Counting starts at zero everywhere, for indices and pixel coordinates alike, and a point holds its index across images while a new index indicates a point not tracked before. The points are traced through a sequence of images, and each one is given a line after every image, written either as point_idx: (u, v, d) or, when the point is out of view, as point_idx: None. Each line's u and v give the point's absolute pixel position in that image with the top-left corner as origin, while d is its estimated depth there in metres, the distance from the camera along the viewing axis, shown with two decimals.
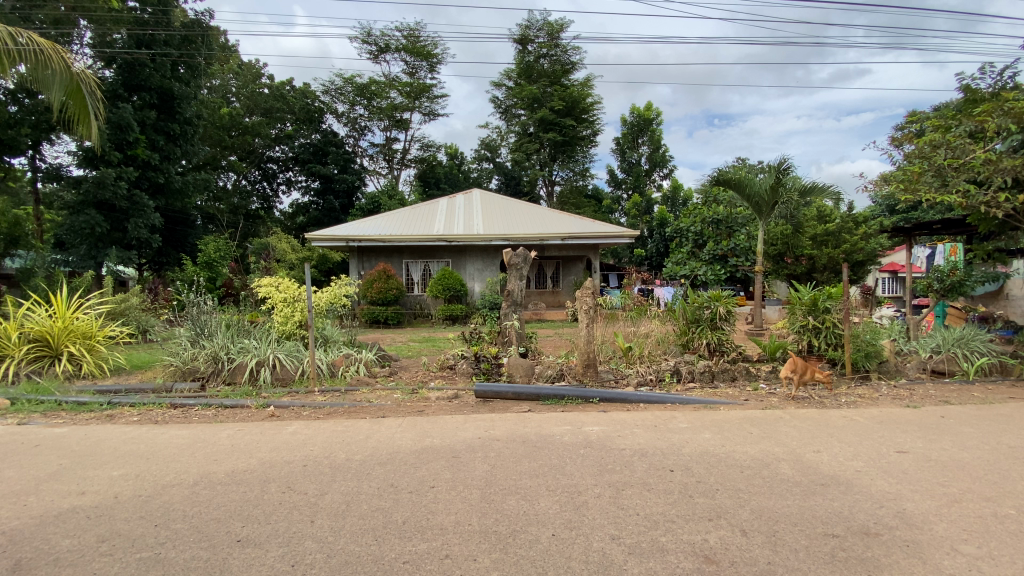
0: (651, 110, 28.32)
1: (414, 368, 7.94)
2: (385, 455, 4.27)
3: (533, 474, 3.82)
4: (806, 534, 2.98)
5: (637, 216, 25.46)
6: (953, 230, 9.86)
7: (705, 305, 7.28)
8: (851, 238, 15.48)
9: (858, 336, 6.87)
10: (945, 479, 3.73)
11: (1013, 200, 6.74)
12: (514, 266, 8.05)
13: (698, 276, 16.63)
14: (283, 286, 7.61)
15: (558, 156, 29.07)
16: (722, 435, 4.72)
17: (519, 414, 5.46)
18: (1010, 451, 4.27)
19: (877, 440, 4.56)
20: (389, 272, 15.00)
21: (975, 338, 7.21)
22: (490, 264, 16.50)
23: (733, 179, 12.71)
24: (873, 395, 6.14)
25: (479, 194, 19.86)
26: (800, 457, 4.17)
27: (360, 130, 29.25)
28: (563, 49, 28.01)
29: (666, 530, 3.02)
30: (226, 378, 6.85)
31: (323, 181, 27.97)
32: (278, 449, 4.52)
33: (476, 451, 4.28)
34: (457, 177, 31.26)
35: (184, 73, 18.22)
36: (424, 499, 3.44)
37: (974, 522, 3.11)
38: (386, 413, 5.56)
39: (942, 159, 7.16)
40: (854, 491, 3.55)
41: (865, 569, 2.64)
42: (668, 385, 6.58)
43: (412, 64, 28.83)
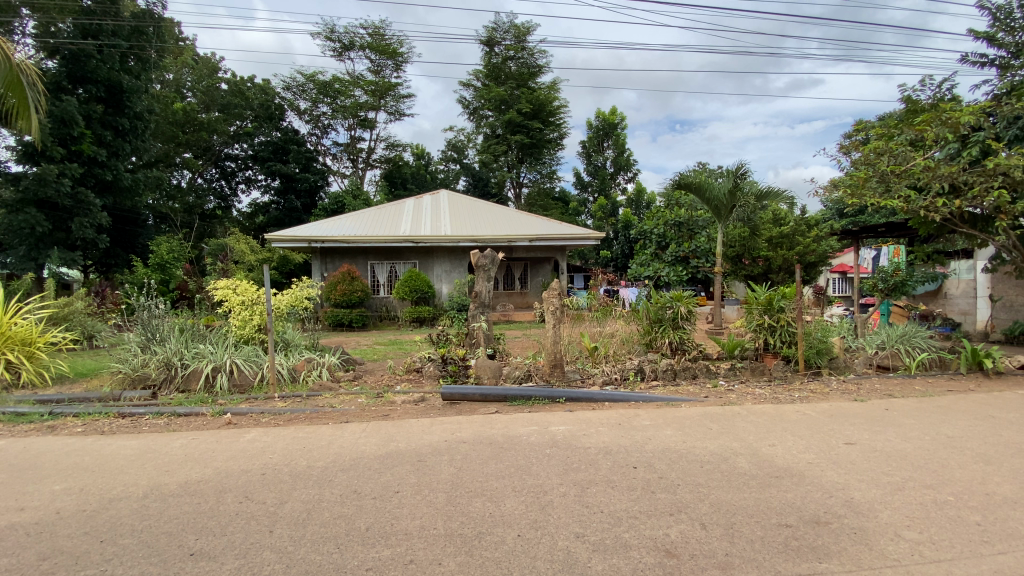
0: (616, 115, 28.86)
1: (379, 371, 7.81)
2: (348, 461, 4.17)
3: (498, 475, 3.81)
4: (762, 525, 3.09)
5: (603, 217, 25.80)
6: (896, 233, 10.45)
7: (667, 304, 7.44)
8: (804, 240, 15.95)
9: (811, 334, 7.16)
10: (889, 468, 3.95)
11: (950, 206, 7.13)
12: (482, 268, 7.98)
13: (662, 276, 17.13)
14: (241, 288, 7.33)
15: (525, 158, 29.24)
16: (683, 431, 4.84)
17: (486, 415, 5.46)
18: (949, 441, 4.55)
19: (827, 433, 4.78)
20: (354, 274, 14.71)
21: (915, 334, 7.65)
22: (457, 265, 16.45)
23: (694, 183, 13.09)
24: (823, 389, 6.46)
25: (446, 195, 19.75)
26: (756, 451, 4.32)
27: (323, 129, 28.57)
28: (529, 52, 28.17)
29: (629, 526, 3.07)
30: (180, 386, 6.58)
31: (284, 180, 27.21)
32: (236, 457, 4.37)
33: (442, 454, 4.24)
34: (424, 178, 30.99)
35: (134, 65, 17.37)
36: (389, 504, 3.39)
37: (916, 509, 3.30)
38: (350, 418, 5.42)
39: (886, 166, 7.57)
40: (806, 482, 3.70)
41: (816, 557, 2.76)
42: (632, 383, 6.70)
43: (376, 62, 28.42)
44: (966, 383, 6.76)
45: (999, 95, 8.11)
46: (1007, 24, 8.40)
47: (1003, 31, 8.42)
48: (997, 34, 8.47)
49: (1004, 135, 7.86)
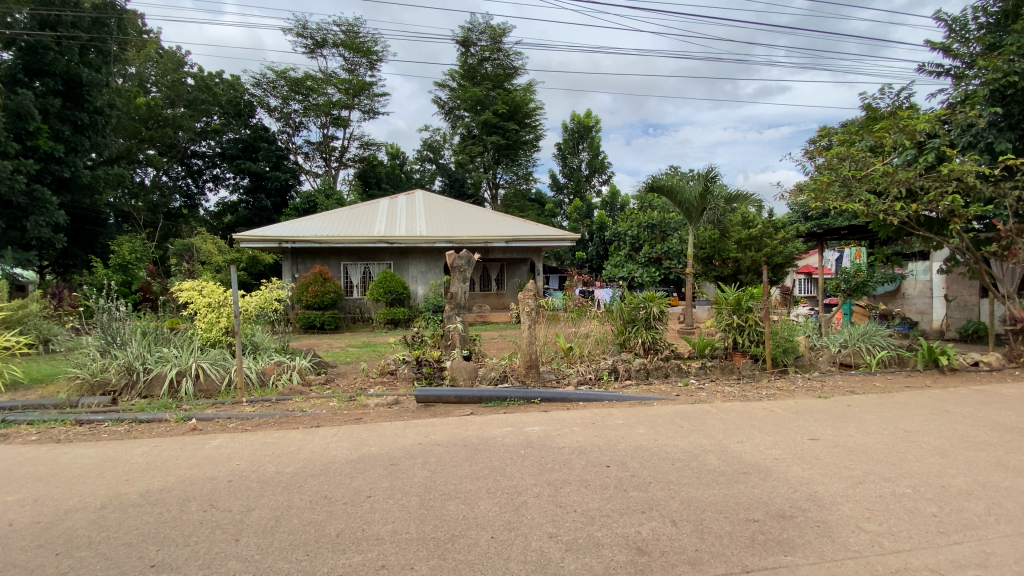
0: (591, 118, 29.16)
1: (352, 374, 7.69)
2: (319, 466, 4.09)
3: (472, 477, 3.79)
4: (730, 520, 3.16)
5: (578, 220, 25.83)
6: (858, 236, 10.85)
7: (640, 305, 7.57)
8: (772, 242, 16.39)
9: (777, 333, 7.38)
10: (851, 462, 4.10)
11: (907, 209, 7.43)
12: (458, 268, 7.92)
13: (635, 277, 17.42)
14: (207, 290, 7.09)
15: (501, 159, 29.22)
16: (655, 429, 4.92)
17: (461, 417, 5.43)
18: (906, 435, 4.75)
19: (793, 429, 4.92)
20: (326, 275, 14.44)
21: (876, 333, 7.96)
22: (433, 266, 16.34)
23: (667, 185, 13.34)
24: (789, 387, 6.67)
25: (422, 195, 19.61)
26: (725, 447, 4.42)
27: (295, 127, 28.00)
28: (505, 53, 28.17)
29: (602, 524, 3.10)
30: (142, 391, 6.34)
31: (253, 178, 26.59)
32: (201, 464, 4.23)
33: (416, 457, 4.20)
34: (399, 178, 30.69)
35: (94, 58, 16.69)
36: (360, 509, 3.33)
37: (876, 501, 3.43)
38: (321, 423, 5.31)
39: (847, 171, 7.84)
40: (773, 477, 3.81)
41: (781, 550, 2.84)
42: (606, 383, 6.78)
43: (350, 60, 28.04)
44: (922, 379, 7.07)
45: (953, 104, 8.50)
46: (961, 36, 8.82)
47: (957, 42, 8.82)
48: (952, 45, 8.87)
49: (958, 141, 8.42)
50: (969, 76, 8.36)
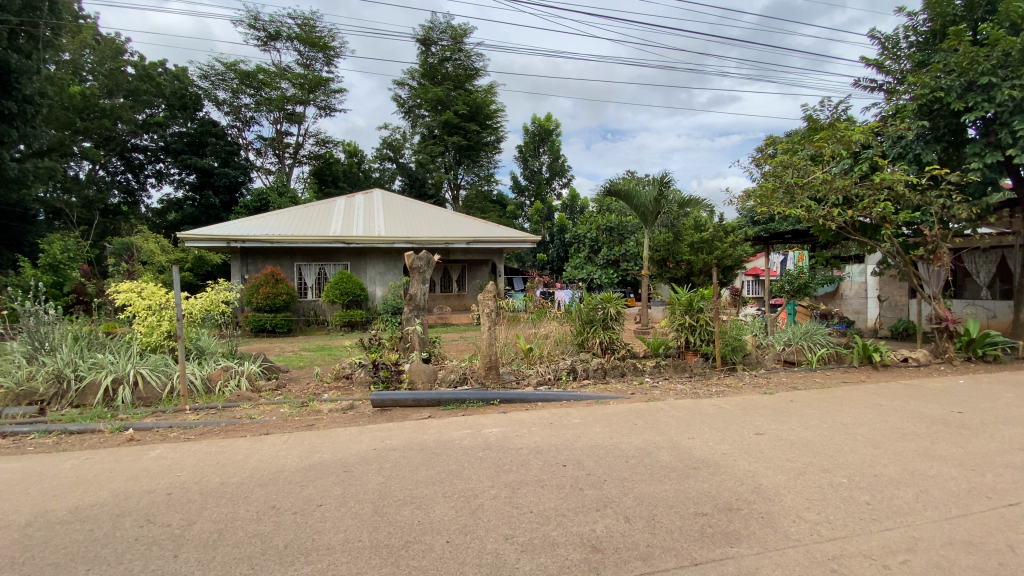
0: (552, 121, 29.49)
1: (305, 379, 7.43)
2: (268, 475, 3.94)
3: (428, 481, 3.74)
4: (680, 515, 3.25)
5: (539, 221, 25.74)
6: (800, 240, 11.47)
7: (598, 306, 7.72)
8: (722, 246, 17.05)
9: (726, 333, 7.68)
10: (793, 455, 4.31)
11: (844, 215, 7.89)
12: (417, 269, 7.78)
13: (594, 279, 17.77)
14: (146, 292, 6.67)
15: (462, 160, 29.03)
16: (610, 428, 5.02)
17: (419, 420, 5.35)
18: (843, 428, 5.04)
19: (740, 424, 5.13)
20: (278, 276, 13.91)
21: (816, 331, 8.43)
22: (392, 267, 16.04)
23: (623, 190, 13.67)
24: (737, 383, 6.96)
25: (380, 194, 19.25)
26: (677, 444, 4.55)
27: (246, 121, 26.91)
28: (466, 54, 28.03)
29: (557, 524, 3.12)
30: (74, 400, 5.92)
31: (200, 174, 25.42)
32: (138, 477, 3.97)
33: (370, 464, 4.10)
34: (357, 176, 29.99)
35: (24, 43, 15.48)
36: (310, 518, 3.23)
37: (815, 492, 3.62)
38: (271, 430, 5.11)
39: (790, 178, 8.26)
40: (721, 472, 3.94)
41: (727, 542, 2.95)
42: (565, 382, 6.86)
43: (306, 55, 27.20)
44: (857, 374, 7.54)
45: (886, 116, 9.09)
46: (893, 53, 9.43)
47: (890, 59, 9.43)
48: (885, 61, 9.47)
49: (890, 152, 9.01)
50: (899, 91, 8.93)
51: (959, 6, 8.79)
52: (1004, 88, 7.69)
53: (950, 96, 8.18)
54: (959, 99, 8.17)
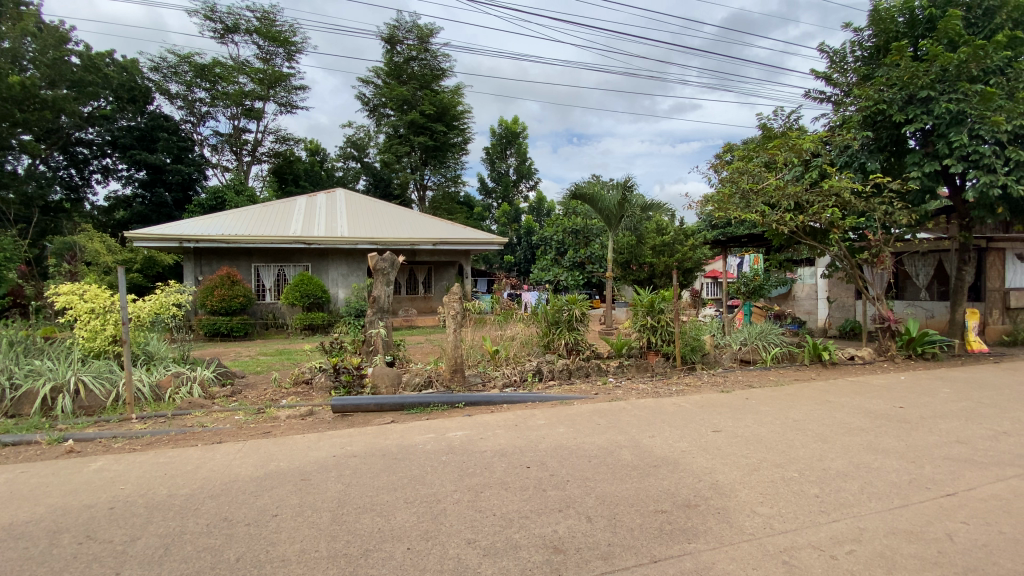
0: (518, 124, 29.64)
1: (262, 385, 7.17)
2: (219, 486, 3.77)
3: (389, 488, 3.67)
4: (640, 513, 3.31)
5: (506, 224, 25.78)
6: (755, 243, 11.93)
7: (563, 307, 7.81)
8: (682, 249, 17.49)
9: (686, 333, 7.91)
10: (748, 451, 4.46)
11: (796, 220, 8.25)
12: (380, 272, 7.61)
13: (560, 281, 17.96)
14: (89, 294, 6.26)
15: (429, 161, 28.72)
16: (574, 428, 5.07)
17: (381, 425, 5.26)
18: (794, 424, 5.26)
19: (698, 422, 5.28)
20: (234, 277, 13.42)
21: (770, 331, 8.78)
22: (355, 269, 15.71)
23: (588, 194, 13.86)
24: (696, 382, 7.17)
25: (343, 194, 18.85)
26: (638, 443, 4.64)
27: (200, 116, 25.88)
28: (432, 54, 27.78)
29: (520, 526, 3.13)
30: (7, 411, 5.52)
31: (151, 171, 24.27)
32: (76, 491, 3.73)
33: (329, 471, 3.99)
34: (319, 175, 29.29)
35: None
36: (265, 529, 3.12)
37: (768, 486, 3.76)
38: (223, 438, 4.90)
39: (746, 184, 8.58)
40: (679, 469, 4.04)
41: (685, 538, 3.02)
42: (531, 384, 6.89)
43: (265, 49, 26.35)
44: (808, 372, 7.89)
45: (833, 126, 9.56)
46: (840, 67, 9.90)
47: (838, 72, 9.90)
48: (834, 74, 9.95)
49: (837, 160, 9.47)
50: (846, 103, 9.41)
51: (901, 23, 9.32)
52: (941, 102, 8.21)
53: (892, 108, 8.68)
54: (900, 112, 8.67)
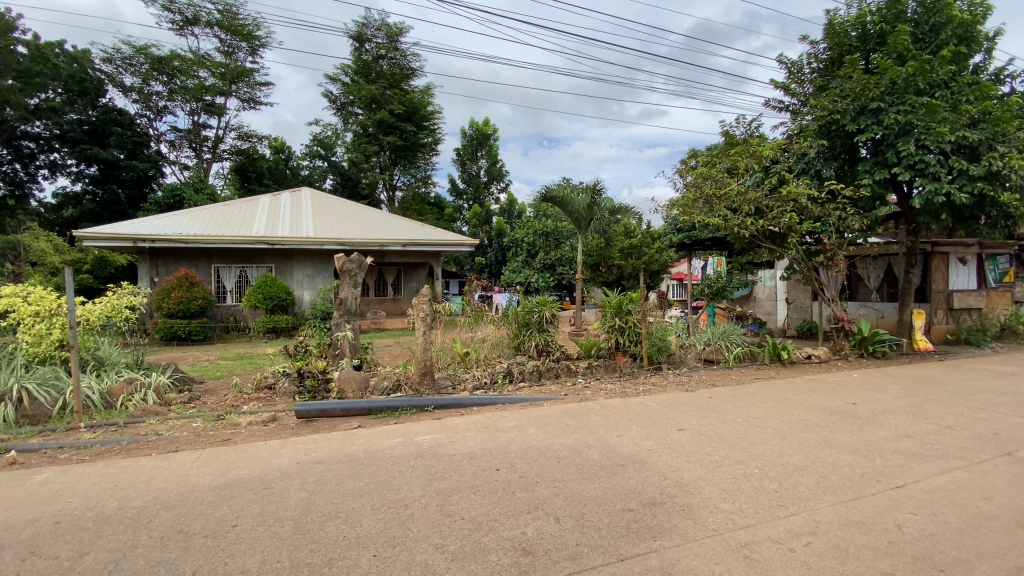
0: (489, 126, 29.67)
1: (222, 391, 6.92)
2: (176, 496, 3.62)
3: (355, 494, 3.60)
4: (608, 512, 3.35)
5: (477, 225, 25.70)
6: (718, 246, 12.29)
7: (534, 309, 7.85)
8: (650, 251, 17.80)
9: (652, 334, 8.08)
10: (712, 449, 4.58)
11: (756, 225, 8.55)
12: (347, 273, 7.44)
13: (531, 283, 18.04)
14: (33, 296, 5.86)
15: (398, 161, 28.35)
16: (543, 429, 5.09)
17: (347, 430, 5.15)
18: (755, 421, 5.44)
19: (664, 421, 5.39)
20: (192, 278, 12.92)
21: (732, 332, 9.06)
22: (321, 270, 15.36)
23: (558, 197, 14.00)
24: (662, 381, 7.33)
25: (309, 193, 18.43)
26: (606, 442, 4.70)
27: (157, 111, 24.86)
28: (402, 53, 27.49)
29: (488, 529, 3.12)
30: None
31: (103, 167, 23.14)
32: (17, 506, 3.51)
33: (293, 478, 3.89)
34: (284, 174, 28.53)
35: None
36: (224, 540, 3.01)
37: (730, 483, 3.87)
38: (180, 447, 4.70)
39: (709, 189, 8.84)
40: (646, 468, 4.11)
41: (651, 536, 3.07)
42: (501, 386, 6.88)
43: (227, 43, 25.48)
44: (768, 371, 8.18)
45: (791, 134, 9.96)
46: (798, 77, 10.31)
47: (795, 82, 10.30)
48: (791, 85, 10.35)
49: (795, 167, 9.87)
50: (803, 112, 9.81)
51: (854, 37, 9.79)
52: (890, 113, 8.66)
53: (845, 118, 9.11)
54: (853, 122, 9.09)
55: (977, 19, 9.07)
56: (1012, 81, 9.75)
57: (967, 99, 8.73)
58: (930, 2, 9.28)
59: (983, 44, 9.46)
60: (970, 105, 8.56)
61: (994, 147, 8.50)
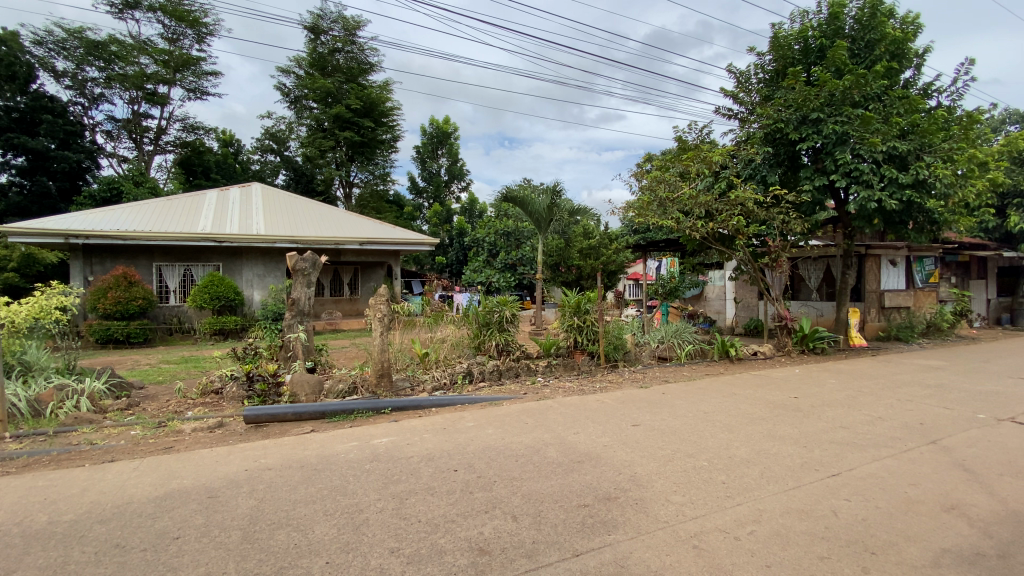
0: (449, 124, 29.47)
1: (165, 397, 6.56)
2: (112, 509, 3.41)
3: (308, 500, 3.51)
4: (564, 509, 3.41)
5: (437, 224, 25.44)
6: (671, 247, 12.71)
7: (494, 309, 7.87)
8: (607, 252, 18.16)
9: (609, 332, 8.27)
10: (664, 444, 4.73)
11: (706, 227, 8.90)
12: (300, 272, 7.18)
13: (492, 283, 18.03)
14: None
15: (356, 157, 27.67)
16: (502, 428, 5.12)
17: (300, 435, 5.00)
18: (706, 416, 5.66)
19: (620, 417, 5.53)
20: (131, 278, 12.20)
21: (684, 330, 9.38)
22: (273, 269, 14.82)
23: (518, 197, 14.08)
24: (618, 379, 7.52)
25: (260, 189, 17.72)
26: (563, 440, 4.77)
27: (93, 99, 23.27)
28: (360, 47, 26.88)
29: (445, 531, 3.11)
30: None
31: (32, 157, 21.46)
32: None
33: (241, 486, 3.74)
34: (233, 168, 27.36)
35: None
36: (165, 554, 2.86)
37: (682, 476, 4.01)
38: (117, 457, 4.43)
39: (663, 193, 9.11)
40: (601, 464, 4.21)
41: (605, 531, 3.14)
42: (461, 386, 6.86)
43: (171, 29, 24.12)
44: (718, 367, 8.53)
45: (740, 141, 10.42)
46: (745, 87, 10.76)
47: (743, 91, 10.74)
48: (740, 93, 10.80)
49: (742, 172, 10.33)
50: (750, 120, 10.29)
51: (797, 50, 10.33)
52: (829, 123, 9.20)
53: (789, 127, 9.62)
54: (796, 130, 9.61)
55: (909, 36, 9.74)
56: (939, 96, 10.53)
57: (897, 112, 9.36)
58: (866, 20, 9.92)
59: (913, 61, 10.17)
60: (900, 117, 9.19)
61: (921, 156, 9.10)
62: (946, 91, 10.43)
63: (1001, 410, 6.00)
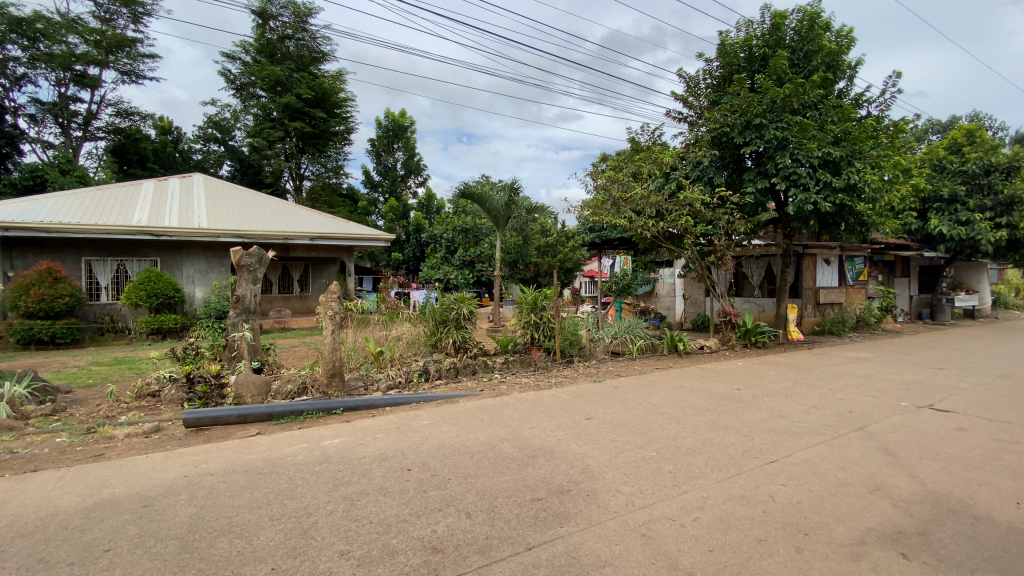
0: (406, 118, 28.91)
1: (95, 401, 6.13)
2: (34, 521, 3.17)
3: (253, 505, 3.39)
4: (518, 503, 3.45)
5: (393, 220, 24.90)
6: (625, 245, 13.05)
7: (451, 306, 7.81)
8: (565, 249, 18.36)
9: (564, 328, 8.40)
10: (616, 436, 4.86)
11: (657, 226, 9.20)
12: (245, 268, 6.85)
13: (450, 279, 17.86)
14: None
15: (307, 149, 26.50)
16: (457, 426, 5.11)
17: (245, 438, 4.80)
18: (655, 408, 5.86)
19: (574, 411, 5.64)
20: (56, 273, 11.31)
21: (636, 325, 9.65)
22: (216, 265, 14.12)
23: (477, 193, 13.97)
24: (573, 374, 7.66)
25: (202, 180, 16.81)
26: (518, 435, 4.82)
27: (13, 79, 21.34)
28: (311, 35, 25.91)
29: (397, 531, 3.07)
30: None
31: None
32: None
33: (180, 493, 3.56)
34: (172, 157, 25.78)
35: None
36: (94, 567, 2.69)
37: (632, 467, 4.14)
38: (40, 466, 4.11)
39: (616, 192, 9.31)
40: (555, 458, 4.28)
41: (558, 523, 3.21)
42: (416, 384, 6.78)
43: (104, 7, 22.42)
44: (667, 361, 8.85)
45: (689, 144, 10.82)
46: (695, 91, 11.15)
47: (692, 96, 11.11)
48: (690, 97, 11.18)
49: (691, 173, 10.72)
50: (699, 124, 10.70)
51: (742, 58, 10.79)
52: (770, 129, 9.69)
53: (733, 132, 10.09)
54: (740, 135, 10.08)
55: (842, 49, 10.37)
56: (869, 106, 11.28)
57: (832, 120, 9.96)
58: (805, 32, 10.51)
59: (847, 72, 10.85)
60: (834, 125, 9.80)
61: (852, 162, 9.72)
62: (875, 101, 11.18)
63: (920, 398, 6.53)
